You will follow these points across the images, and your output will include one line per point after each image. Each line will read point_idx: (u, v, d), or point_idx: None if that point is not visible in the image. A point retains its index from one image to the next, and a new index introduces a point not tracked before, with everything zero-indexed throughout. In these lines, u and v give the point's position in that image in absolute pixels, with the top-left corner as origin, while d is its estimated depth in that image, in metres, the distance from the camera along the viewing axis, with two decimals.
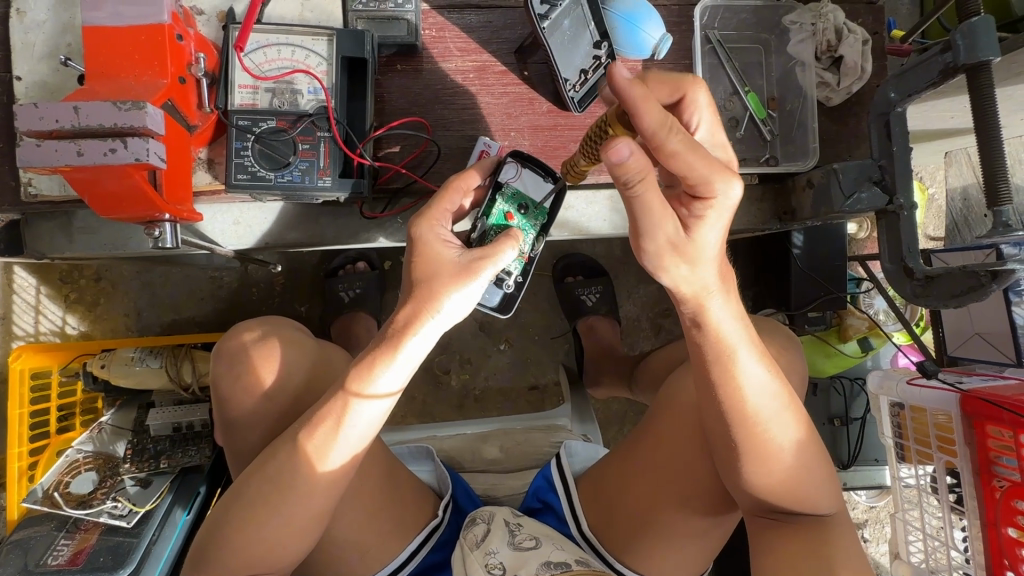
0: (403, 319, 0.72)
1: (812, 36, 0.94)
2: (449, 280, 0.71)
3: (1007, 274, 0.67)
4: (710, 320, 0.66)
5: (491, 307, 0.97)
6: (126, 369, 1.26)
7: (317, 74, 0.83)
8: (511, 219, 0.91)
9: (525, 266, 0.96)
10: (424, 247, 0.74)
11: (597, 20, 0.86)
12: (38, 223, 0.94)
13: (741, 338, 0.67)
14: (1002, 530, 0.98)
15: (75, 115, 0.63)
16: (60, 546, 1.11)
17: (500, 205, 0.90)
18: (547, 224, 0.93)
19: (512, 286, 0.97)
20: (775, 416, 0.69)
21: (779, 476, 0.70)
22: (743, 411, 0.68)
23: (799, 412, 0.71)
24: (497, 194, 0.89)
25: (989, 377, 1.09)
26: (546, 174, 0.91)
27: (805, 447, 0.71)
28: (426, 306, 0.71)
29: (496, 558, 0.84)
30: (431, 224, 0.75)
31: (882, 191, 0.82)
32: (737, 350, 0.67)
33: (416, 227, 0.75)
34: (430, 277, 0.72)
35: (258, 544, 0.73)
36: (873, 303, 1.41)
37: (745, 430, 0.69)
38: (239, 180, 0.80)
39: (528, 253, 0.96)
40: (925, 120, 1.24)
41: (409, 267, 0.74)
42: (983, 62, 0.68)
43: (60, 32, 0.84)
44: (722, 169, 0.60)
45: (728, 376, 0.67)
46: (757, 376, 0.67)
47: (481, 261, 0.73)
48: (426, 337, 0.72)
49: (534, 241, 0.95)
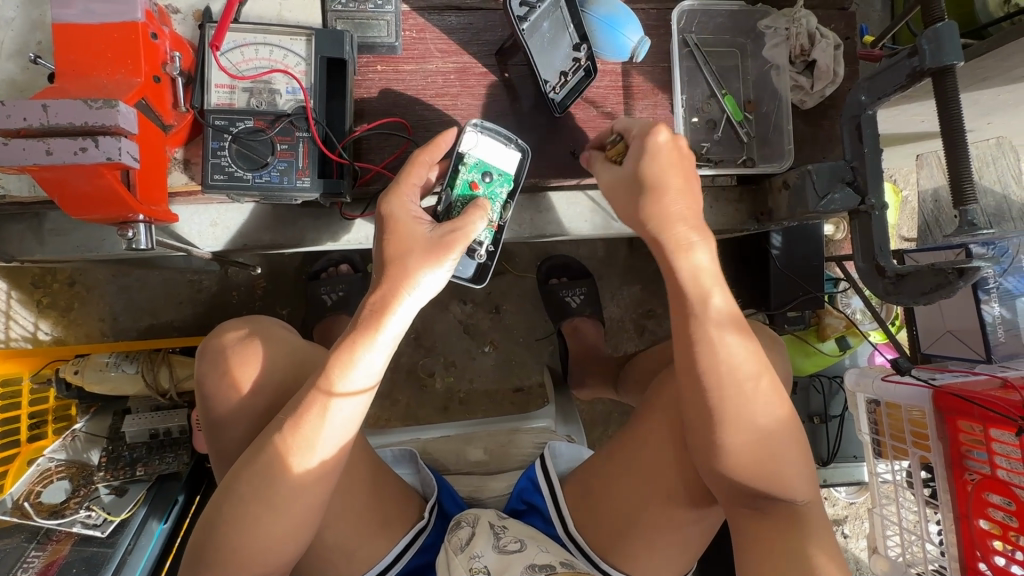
0: (378, 299, 0.74)
1: (786, 40, 0.96)
2: (422, 258, 0.74)
3: (973, 270, 0.69)
4: (701, 279, 0.73)
5: (463, 277, 0.93)
6: (100, 375, 1.24)
7: (295, 74, 0.82)
8: (476, 188, 0.89)
9: (496, 234, 0.92)
10: (395, 221, 0.77)
11: (576, 23, 0.88)
12: (8, 225, 0.92)
13: (717, 296, 0.72)
14: (974, 521, 1.00)
15: (43, 113, 0.62)
16: (30, 557, 1.08)
17: (463, 173, 0.88)
18: (513, 191, 0.91)
19: (484, 254, 0.92)
20: (755, 397, 0.71)
21: (762, 462, 0.71)
22: (722, 387, 0.70)
23: (779, 394, 0.72)
24: (458, 163, 0.88)
25: (960, 374, 1.11)
26: (505, 140, 0.89)
27: (785, 431, 0.72)
28: (402, 285, 0.74)
29: (480, 561, 0.84)
30: (401, 200, 0.78)
31: (854, 192, 0.83)
32: (711, 312, 0.72)
33: (387, 203, 0.78)
34: (403, 255, 0.75)
35: (248, 544, 0.71)
36: (850, 303, 1.43)
37: (727, 409, 0.70)
38: (216, 180, 0.79)
39: (498, 222, 0.92)
40: (897, 123, 1.28)
41: (382, 243, 0.77)
42: (949, 65, 0.69)
43: (30, 29, 0.82)
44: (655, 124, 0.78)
45: (705, 343, 0.71)
46: (735, 348, 0.71)
47: (455, 236, 0.77)
48: (403, 317, 0.75)
49: (502, 208, 0.91)
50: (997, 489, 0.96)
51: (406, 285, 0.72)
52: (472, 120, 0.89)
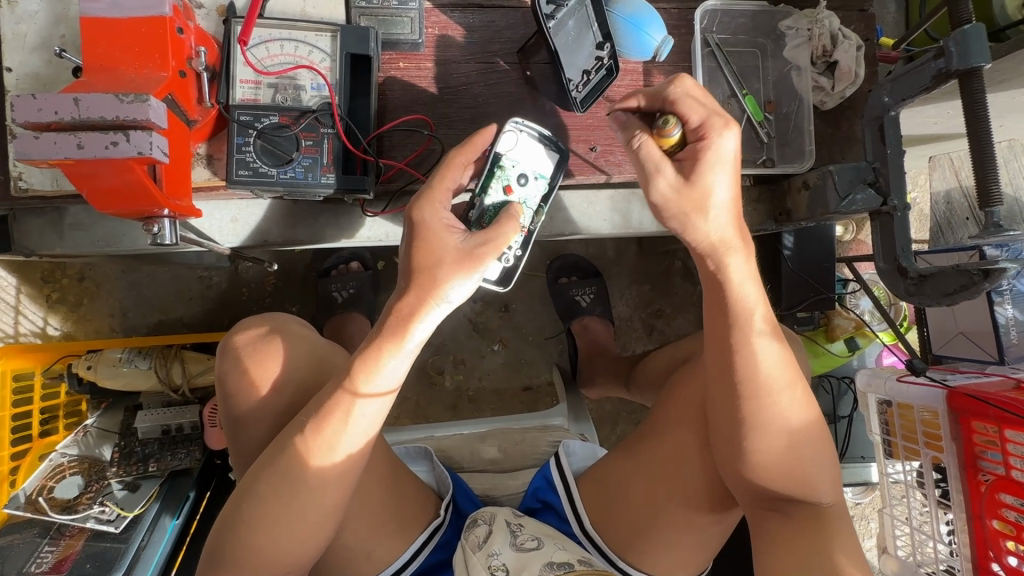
0: (405, 308, 0.73)
1: (807, 41, 0.97)
2: (451, 271, 0.72)
3: (998, 272, 0.70)
4: (732, 280, 0.71)
5: (491, 280, 0.94)
6: (113, 370, 1.23)
7: (320, 70, 0.82)
8: (511, 193, 0.89)
9: (525, 238, 0.92)
10: (427, 231, 0.74)
11: (600, 22, 0.88)
12: (28, 220, 0.92)
13: (755, 300, 0.71)
14: (987, 522, 1.01)
15: (74, 107, 0.61)
16: (43, 553, 1.08)
17: (499, 176, 0.88)
18: (546, 195, 0.92)
19: (511, 258, 0.93)
20: (781, 399, 0.71)
21: (779, 461, 0.72)
22: (752, 388, 0.70)
23: (806, 398, 0.73)
24: (496, 167, 0.87)
25: (973, 374, 1.12)
26: (544, 143, 0.89)
27: (807, 433, 0.72)
28: (429, 296, 0.72)
29: (499, 559, 0.84)
30: (433, 208, 0.75)
31: (876, 193, 0.84)
32: (752, 314, 0.71)
33: (418, 211, 0.75)
34: (432, 264, 0.72)
35: (270, 543, 0.71)
36: (859, 303, 1.46)
37: (752, 409, 0.71)
38: (241, 176, 0.79)
39: (528, 227, 0.92)
40: (912, 125, 1.28)
41: (409, 252, 0.74)
42: (975, 68, 0.70)
43: (54, 22, 0.82)
44: (722, 117, 0.70)
45: (744, 341, 0.70)
46: (767, 349, 0.70)
47: (485, 249, 0.74)
48: (430, 325, 0.74)
49: (535, 213, 0.91)
50: (1012, 490, 0.97)
51: (435, 298, 0.71)
52: (510, 119, 0.87)
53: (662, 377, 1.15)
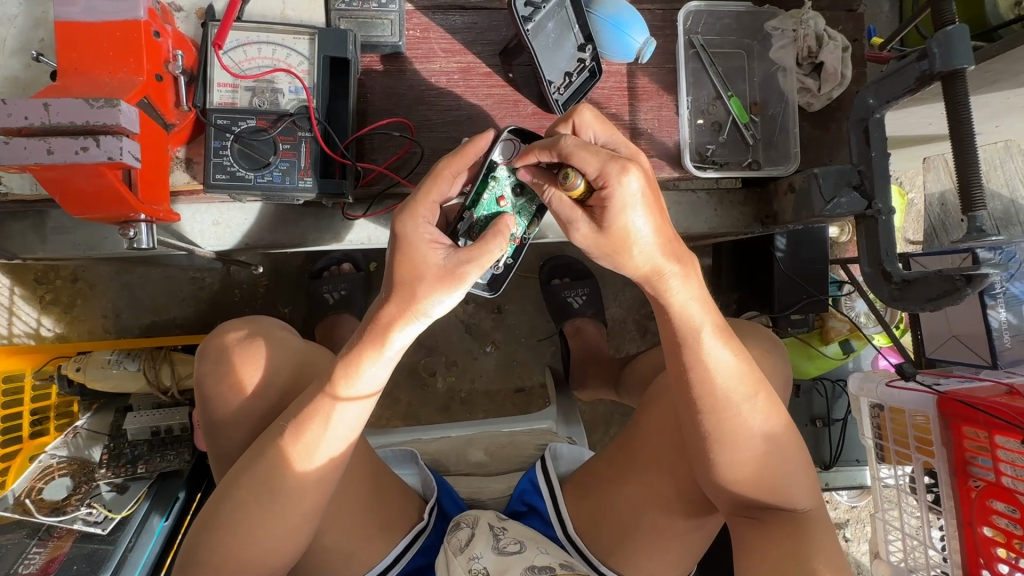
0: (385, 317, 0.71)
1: (793, 42, 0.96)
2: (430, 289, 0.69)
3: (981, 278, 0.68)
4: (673, 303, 0.68)
5: (480, 285, 0.95)
6: (102, 372, 1.24)
7: (298, 73, 0.82)
8: (503, 204, 0.86)
9: (517, 249, 0.93)
10: (408, 241, 0.71)
11: (581, 24, 0.88)
12: (11, 223, 0.92)
13: (703, 318, 0.69)
14: (978, 529, 0.99)
15: (44, 112, 0.62)
16: (31, 554, 1.07)
17: (494, 186, 0.85)
18: (540, 207, 0.90)
19: (503, 266, 0.94)
20: (746, 403, 0.70)
21: (747, 467, 0.71)
22: (712, 396, 0.70)
23: (771, 402, 0.72)
24: (491, 176, 0.84)
25: (965, 379, 1.11)
26: None
27: (773, 436, 0.72)
28: (408, 311, 0.70)
29: (480, 563, 0.84)
30: (416, 221, 0.72)
31: (861, 196, 0.83)
32: (700, 331, 0.69)
33: (400, 222, 0.72)
34: (412, 276, 0.70)
35: (247, 547, 0.71)
36: (854, 305, 1.44)
37: (714, 417, 0.70)
38: (218, 180, 0.79)
39: (521, 237, 0.92)
40: (905, 126, 1.26)
41: (391, 262, 0.72)
42: (959, 69, 0.69)
43: (33, 26, 0.82)
44: (616, 162, 0.63)
45: (694, 358, 0.69)
46: (720, 358, 0.69)
47: (468, 265, 0.70)
48: (411, 334, 0.72)
49: (528, 224, 0.91)
50: (1003, 497, 0.95)
51: (416, 313, 0.69)
52: (510, 127, 0.83)
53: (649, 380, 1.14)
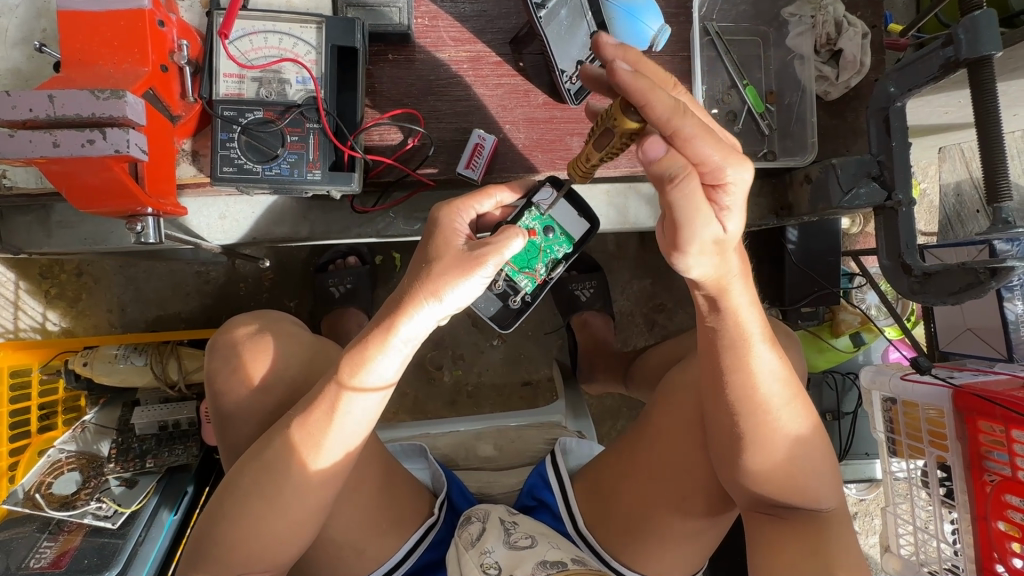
0: (397, 301, 0.70)
1: (810, 29, 0.94)
2: (450, 268, 0.69)
3: (1006, 270, 0.67)
4: (729, 304, 0.66)
5: (491, 320, 0.99)
6: (109, 366, 1.23)
7: (305, 63, 0.80)
8: (533, 235, 0.92)
9: (537, 288, 0.97)
10: (442, 229, 0.75)
11: (595, 10, 0.86)
12: (15, 218, 0.91)
13: (757, 327, 0.68)
14: (992, 523, 0.98)
15: (50, 104, 0.61)
16: (43, 548, 1.07)
17: (527, 219, 0.91)
18: (571, 254, 0.95)
19: (519, 303, 0.98)
20: (779, 405, 0.69)
21: (762, 463, 0.70)
22: (748, 396, 0.69)
23: (805, 406, 0.71)
24: (526, 211, 0.90)
25: (980, 372, 1.09)
26: (580, 209, 0.94)
27: (806, 439, 0.71)
28: (425, 290, 0.69)
29: (491, 557, 0.83)
30: (452, 211, 0.76)
31: (880, 187, 0.81)
32: (753, 338, 0.67)
33: (438, 212, 0.76)
34: (432, 259, 0.71)
35: (261, 542, 0.71)
36: (865, 298, 1.45)
37: (748, 417, 0.69)
38: (225, 172, 0.78)
39: (544, 277, 0.97)
40: (924, 115, 1.24)
41: (421, 248, 0.74)
42: (986, 56, 0.67)
43: (35, 16, 0.81)
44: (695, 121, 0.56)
45: (737, 359, 0.68)
46: (767, 363, 0.68)
47: (486, 250, 0.70)
48: (420, 324, 0.70)
49: (551, 266, 0.96)
50: (1017, 491, 0.94)
51: (428, 294, 0.68)
52: (545, 175, 0.94)
53: (659, 373, 1.13)
